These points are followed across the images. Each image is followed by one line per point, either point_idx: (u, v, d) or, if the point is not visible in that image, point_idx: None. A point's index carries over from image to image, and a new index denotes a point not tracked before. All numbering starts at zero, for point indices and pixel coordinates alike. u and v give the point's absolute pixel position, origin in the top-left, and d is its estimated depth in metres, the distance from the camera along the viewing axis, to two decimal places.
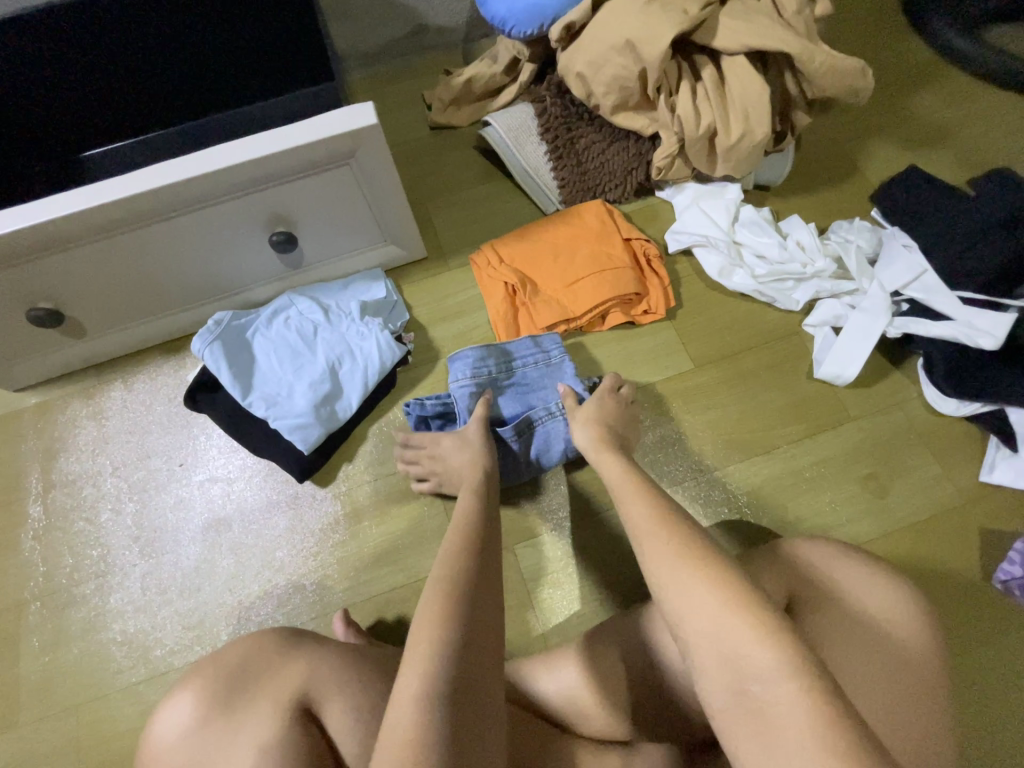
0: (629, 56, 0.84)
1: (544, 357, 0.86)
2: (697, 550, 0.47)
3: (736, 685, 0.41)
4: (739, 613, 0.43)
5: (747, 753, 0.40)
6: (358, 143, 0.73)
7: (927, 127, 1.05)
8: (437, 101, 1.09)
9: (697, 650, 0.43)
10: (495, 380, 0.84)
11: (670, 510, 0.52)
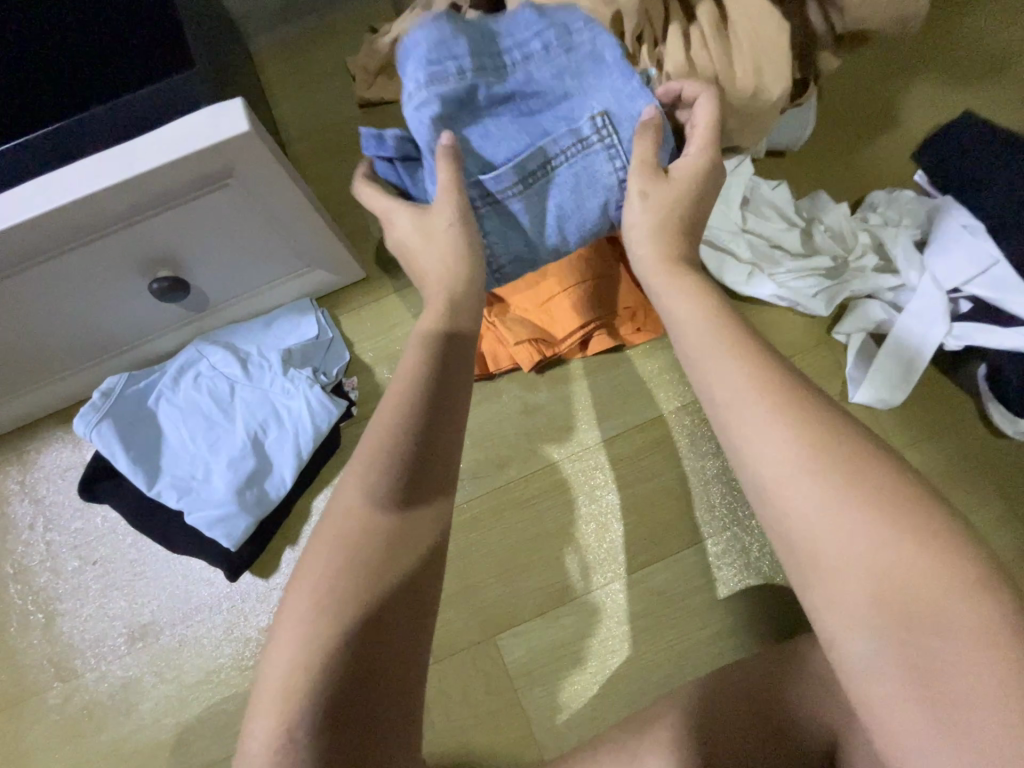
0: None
1: (560, 35, 0.50)
2: (844, 460, 0.36)
3: (896, 631, 0.33)
4: (913, 545, 0.33)
5: (896, 712, 0.33)
6: (233, 157, 0.52)
7: (981, 54, 0.82)
8: (361, 72, 0.86)
9: (836, 583, 0.35)
10: (472, 87, 0.49)
11: (804, 404, 0.38)
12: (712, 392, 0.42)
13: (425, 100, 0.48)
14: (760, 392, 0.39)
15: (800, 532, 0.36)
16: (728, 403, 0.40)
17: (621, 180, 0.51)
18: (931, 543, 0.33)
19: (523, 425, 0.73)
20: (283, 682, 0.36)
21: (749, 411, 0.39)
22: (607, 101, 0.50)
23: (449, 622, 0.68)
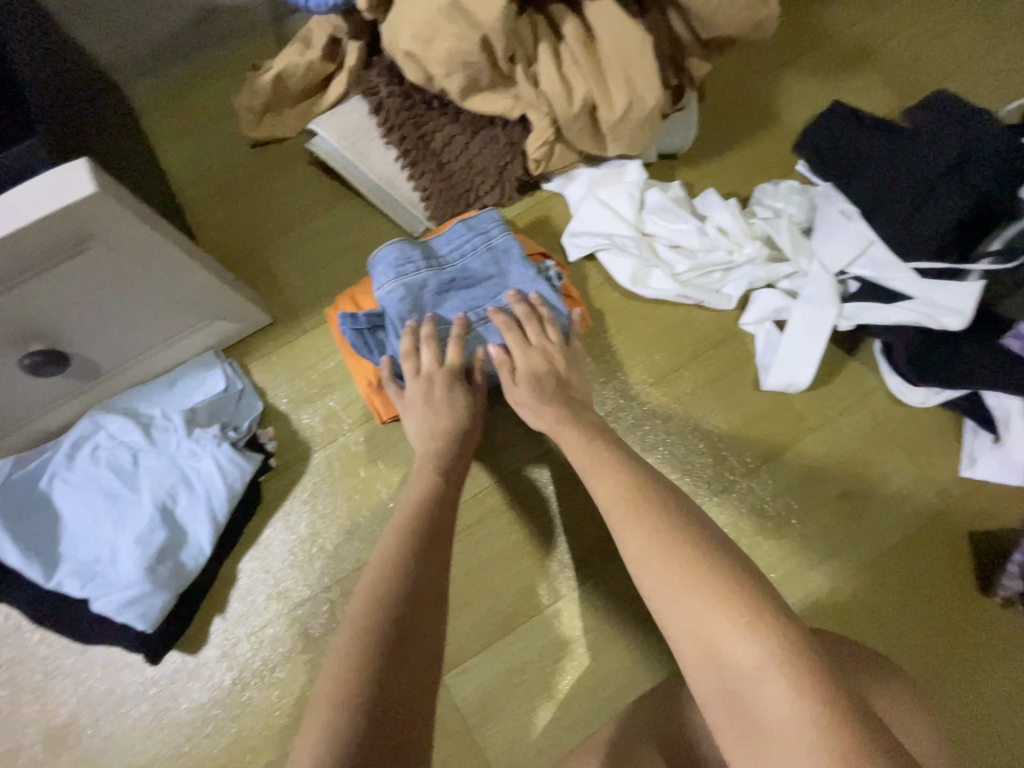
0: (461, 21, 0.62)
1: (484, 240, 0.68)
2: (671, 538, 0.45)
3: (721, 681, 0.38)
4: (714, 603, 0.40)
5: (735, 755, 0.37)
6: (87, 221, 0.49)
7: (841, 48, 0.88)
8: (244, 111, 0.82)
9: (674, 637, 0.41)
10: (418, 281, 0.66)
11: (659, 504, 0.48)
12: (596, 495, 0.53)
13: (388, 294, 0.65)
14: (622, 492, 0.51)
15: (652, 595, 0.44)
16: (605, 506, 0.51)
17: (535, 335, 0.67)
18: (722, 595, 0.40)
19: None
20: (337, 681, 0.38)
21: (613, 506, 0.50)
22: (517, 284, 0.68)
23: None
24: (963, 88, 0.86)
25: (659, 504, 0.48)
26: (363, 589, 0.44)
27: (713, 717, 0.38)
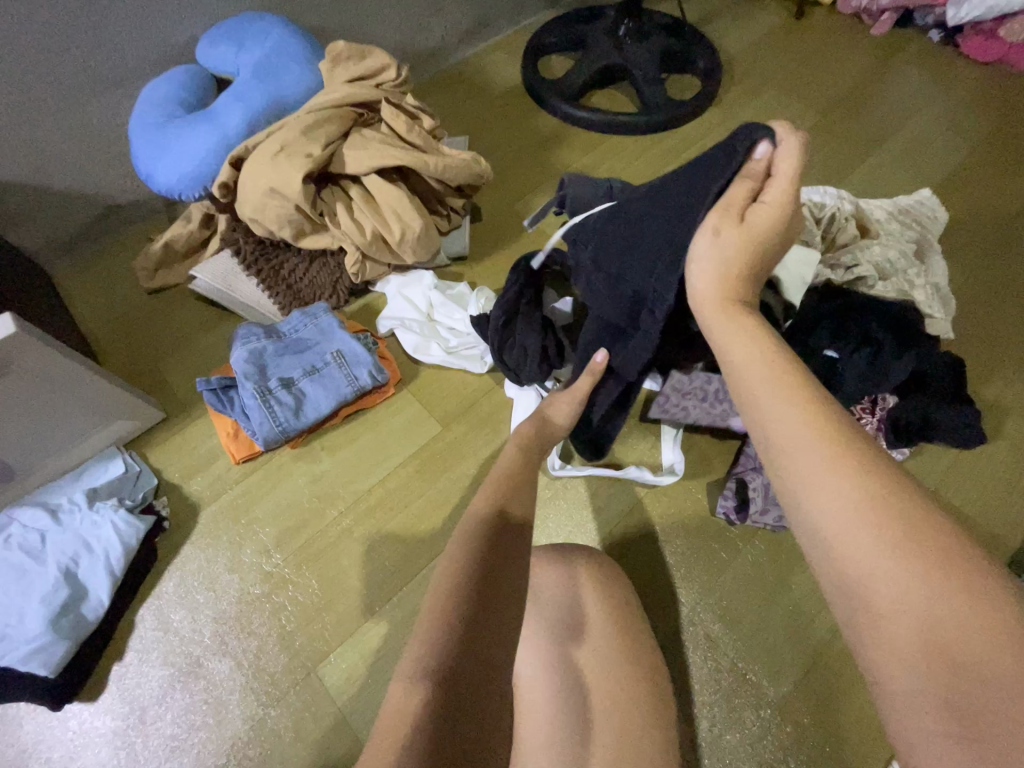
0: (279, 198, 0.95)
1: (312, 320, 1.01)
2: (888, 502, 0.41)
3: (942, 673, 0.36)
4: (965, 600, 0.37)
5: (926, 735, 0.36)
6: (10, 354, 0.73)
7: (570, 177, 1.31)
8: (142, 270, 1.11)
9: (877, 619, 0.39)
10: (267, 351, 0.97)
11: (866, 454, 0.44)
12: (766, 435, 0.48)
13: (243, 359, 0.95)
14: (814, 434, 0.45)
15: (826, 557, 0.42)
16: (786, 452, 0.46)
17: (349, 379, 0.96)
18: (955, 577, 0.38)
19: (312, 491, 0.94)
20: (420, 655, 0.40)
21: (799, 461, 0.45)
22: (336, 346, 0.98)
23: (275, 669, 0.82)
24: None
25: (865, 450, 0.44)
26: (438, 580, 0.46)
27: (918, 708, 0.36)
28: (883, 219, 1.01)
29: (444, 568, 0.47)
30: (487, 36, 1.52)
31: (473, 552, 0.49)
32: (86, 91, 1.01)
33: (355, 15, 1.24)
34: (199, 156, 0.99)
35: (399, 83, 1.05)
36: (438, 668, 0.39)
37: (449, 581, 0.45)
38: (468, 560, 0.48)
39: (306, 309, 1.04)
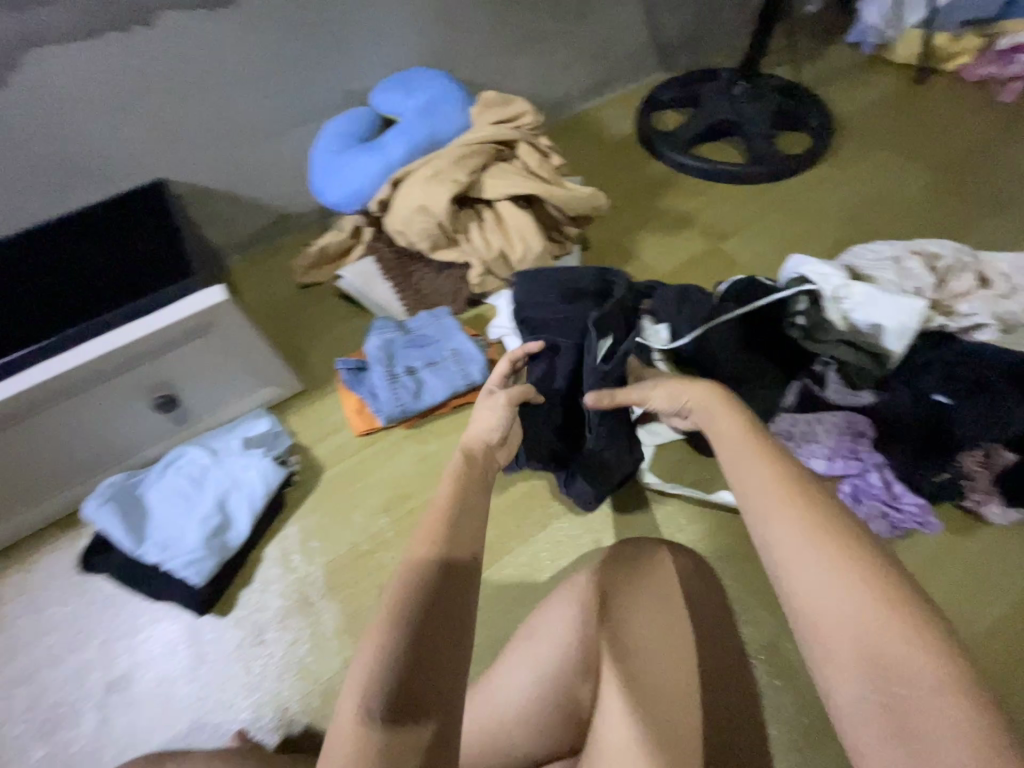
0: (426, 214, 1.12)
1: (436, 320, 1.15)
2: (835, 543, 0.46)
3: (875, 682, 0.41)
4: (898, 617, 0.42)
5: (871, 747, 0.40)
6: (216, 314, 0.93)
7: (675, 218, 1.41)
8: (300, 268, 1.32)
9: (826, 645, 0.43)
10: (396, 341, 1.11)
11: (819, 503, 0.49)
12: (736, 484, 0.53)
13: (376, 345, 1.10)
14: (771, 482, 0.51)
15: (784, 590, 0.46)
16: (750, 497, 0.51)
17: (462, 372, 1.08)
18: (891, 605, 0.42)
19: (418, 468, 1.04)
20: (362, 687, 0.43)
21: (762, 504, 0.50)
22: (454, 343, 1.11)
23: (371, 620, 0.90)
24: (752, 235, 1.36)
25: (818, 498, 0.49)
26: (383, 605, 0.46)
27: (862, 723, 0.41)
28: (1007, 273, 0.99)
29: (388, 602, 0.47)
30: (606, 93, 1.68)
31: (425, 568, 0.48)
32: (285, 122, 1.25)
33: (498, 72, 1.44)
34: (363, 177, 1.19)
35: (534, 126, 1.21)
36: (376, 697, 0.42)
37: (399, 612, 0.45)
38: (415, 589, 0.47)
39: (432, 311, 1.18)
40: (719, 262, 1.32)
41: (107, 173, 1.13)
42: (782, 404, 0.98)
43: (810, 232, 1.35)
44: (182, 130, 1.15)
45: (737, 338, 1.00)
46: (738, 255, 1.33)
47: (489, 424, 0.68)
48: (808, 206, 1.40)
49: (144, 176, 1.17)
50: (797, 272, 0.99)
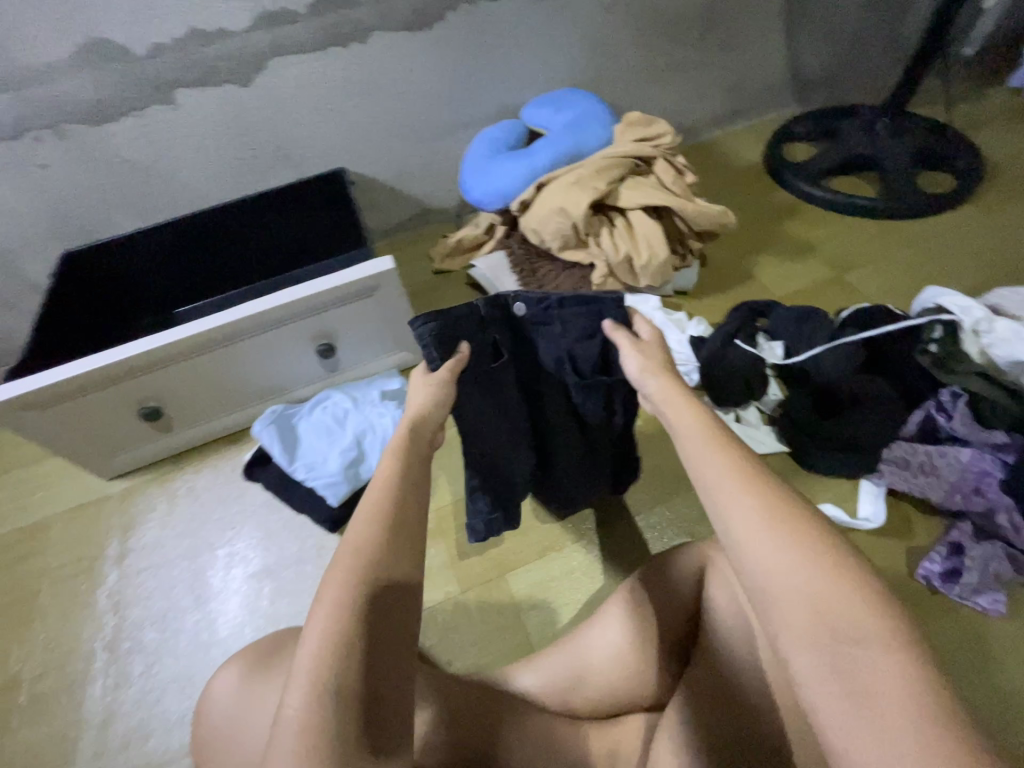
0: (563, 215, 1.22)
1: None
2: (787, 519, 0.47)
3: (827, 647, 0.42)
4: (847, 581, 0.44)
5: (828, 709, 0.41)
6: (380, 281, 1.09)
7: (797, 245, 1.42)
8: (437, 255, 1.49)
9: (783, 614, 0.44)
10: None
11: (767, 482, 0.49)
12: (695, 472, 0.52)
13: None
14: (731, 463, 0.51)
15: (748, 570, 0.47)
16: (710, 478, 0.51)
17: None
18: (842, 575, 0.44)
19: None
20: (309, 690, 0.43)
21: (721, 486, 0.50)
22: None
23: (474, 564, 0.98)
24: (878, 269, 1.34)
25: (767, 478, 0.50)
26: (324, 609, 0.47)
27: (818, 688, 0.42)
28: None
29: (333, 586, 0.48)
30: (736, 123, 1.73)
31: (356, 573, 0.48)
32: (446, 128, 1.42)
33: (636, 97, 1.55)
34: (509, 179, 1.31)
35: (671, 147, 1.31)
36: (324, 698, 0.43)
37: (345, 618, 0.46)
38: (347, 591, 0.47)
39: None
40: (841, 291, 1.31)
41: (301, 161, 1.35)
42: (901, 432, 0.97)
43: (945, 271, 1.31)
44: (364, 130, 1.35)
45: (861, 360, 1.02)
46: (862, 286, 1.32)
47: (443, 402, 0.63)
48: (945, 246, 1.36)
49: (328, 165, 1.38)
50: (935, 303, 0.98)
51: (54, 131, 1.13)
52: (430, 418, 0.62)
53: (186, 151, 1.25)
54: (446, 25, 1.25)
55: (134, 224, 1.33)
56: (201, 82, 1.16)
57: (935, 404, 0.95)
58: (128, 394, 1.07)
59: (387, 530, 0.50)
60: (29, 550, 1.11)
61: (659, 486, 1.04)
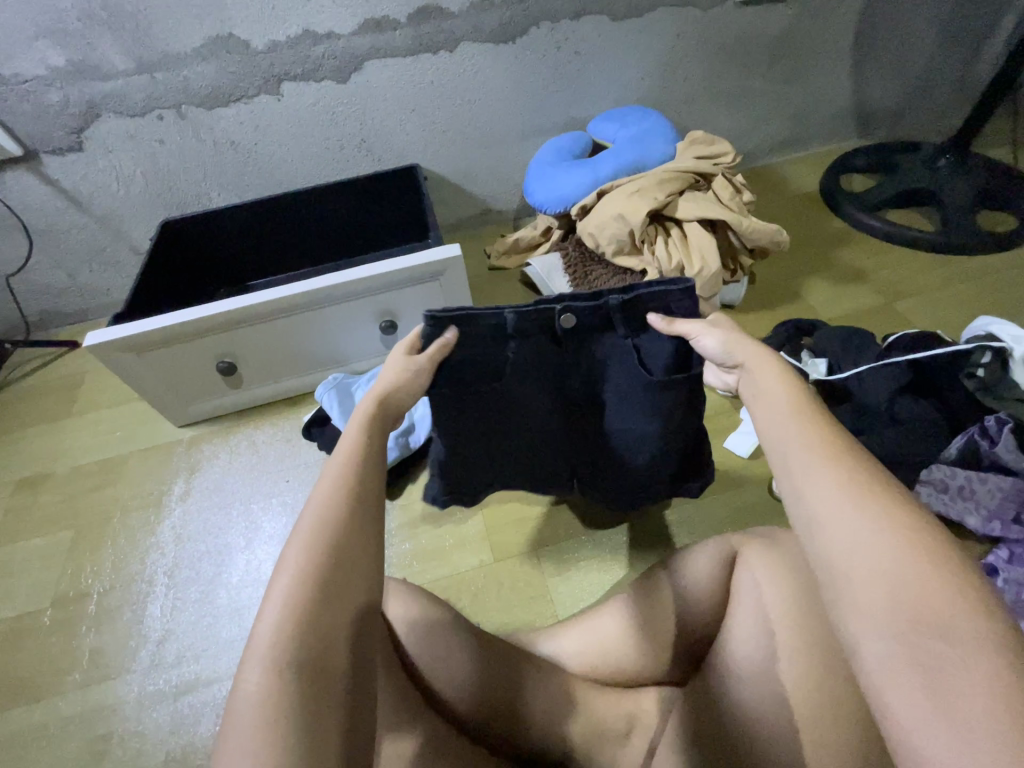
0: (621, 222, 1.29)
1: None
2: (873, 496, 0.44)
3: (902, 634, 0.39)
4: (935, 566, 0.40)
5: (898, 697, 0.38)
6: (447, 266, 1.17)
7: (848, 271, 1.44)
8: (494, 252, 1.58)
9: (857, 592, 0.42)
10: None
11: (856, 458, 0.47)
12: (775, 444, 0.52)
13: None
14: (816, 440, 0.49)
15: (821, 545, 0.45)
16: (790, 451, 0.50)
17: None
18: (932, 557, 0.41)
19: None
20: (268, 654, 0.43)
21: (802, 456, 0.49)
22: None
23: (510, 537, 1.04)
24: (930, 300, 1.35)
25: (857, 456, 0.47)
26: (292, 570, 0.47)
27: (889, 674, 0.39)
28: None
29: (287, 567, 0.47)
30: (794, 152, 1.78)
31: (328, 534, 0.49)
32: (516, 135, 1.52)
33: (699, 119, 1.61)
34: (573, 185, 1.38)
35: (731, 166, 1.36)
36: (278, 660, 0.43)
37: (304, 583, 0.46)
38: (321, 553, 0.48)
39: None
40: (890, 318, 1.33)
41: (381, 155, 1.47)
42: (942, 456, 0.98)
43: (1001, 307, 1.31)
44: (441, 131, 1.46)
45: (905, 380, 1.03)
46: (912, 315, 1.33)
47: (415, 390, 0.64)
48: (1002, 283, 1.35)
49: (405, 161, 1.49)
50: (987, 331, 1.01)
51: (175, 111, 1.28)
52: (400, 397, 0.63)
53: (282, 137, 1.37)
54: (529, 40, 1.35)
55: (227, 200, 1.46)
56: (306, 76, 1.29)
57: (978, 429, 0.95)
58: (210, 348, 1.18)
59: (351, 502, 0.51)
60: (105, 480, 1.22)
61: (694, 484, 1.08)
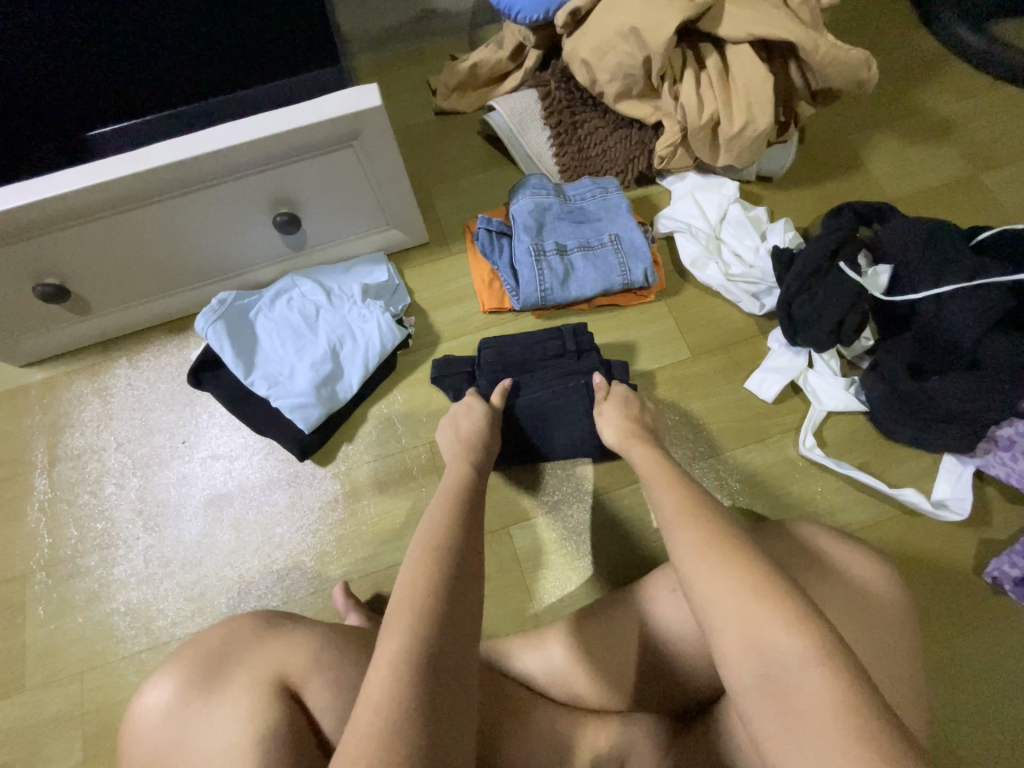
0: (633, 42, 0.83)
1: (601, 192, 0.95)
2: (725, 548, 0.45)
3: (758, 669, 0.40)
4: (763, 598, 0.42)
5: (764, 730, 0.39)
6: (363, 126, 0.74)
7: (931, 122, 1.05)
8: (441, 86, 1.07)
9: (722, 643, 0.42)
10: (552, 208, 0.93)
11: (709, 516, 0.49)
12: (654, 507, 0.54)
13: (528, 206, 0.92)
14: (678, 503, 0.52)
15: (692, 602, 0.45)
16: (663, 516, 0.52)
17: (617, 270, 0.90)
18: (781, 595, 0.42)
19: None
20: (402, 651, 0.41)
21: (668, 513, 0.51)
22: (619, 229, 0.92)
23: None
24: None
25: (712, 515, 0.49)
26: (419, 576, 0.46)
27: (756, 715, 0.39)
28: None
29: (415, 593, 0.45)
30: None
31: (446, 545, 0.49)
32: None
33: None
34: None
35: None
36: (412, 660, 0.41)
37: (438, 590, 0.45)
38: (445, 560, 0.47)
39: (596, 177, 0.97)
40: (976, 198, 0.99)
41: None
42: None
43: None
44: None
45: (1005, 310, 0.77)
46: (1003, 195, 0.99)
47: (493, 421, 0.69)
48: None
49: None
50: None
51: None
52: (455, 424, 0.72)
53: None
54: None
55: None
56: None
57: None
58: (11, 264, 0.77)
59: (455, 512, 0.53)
60: None
61: (700, 440, 0.87)
